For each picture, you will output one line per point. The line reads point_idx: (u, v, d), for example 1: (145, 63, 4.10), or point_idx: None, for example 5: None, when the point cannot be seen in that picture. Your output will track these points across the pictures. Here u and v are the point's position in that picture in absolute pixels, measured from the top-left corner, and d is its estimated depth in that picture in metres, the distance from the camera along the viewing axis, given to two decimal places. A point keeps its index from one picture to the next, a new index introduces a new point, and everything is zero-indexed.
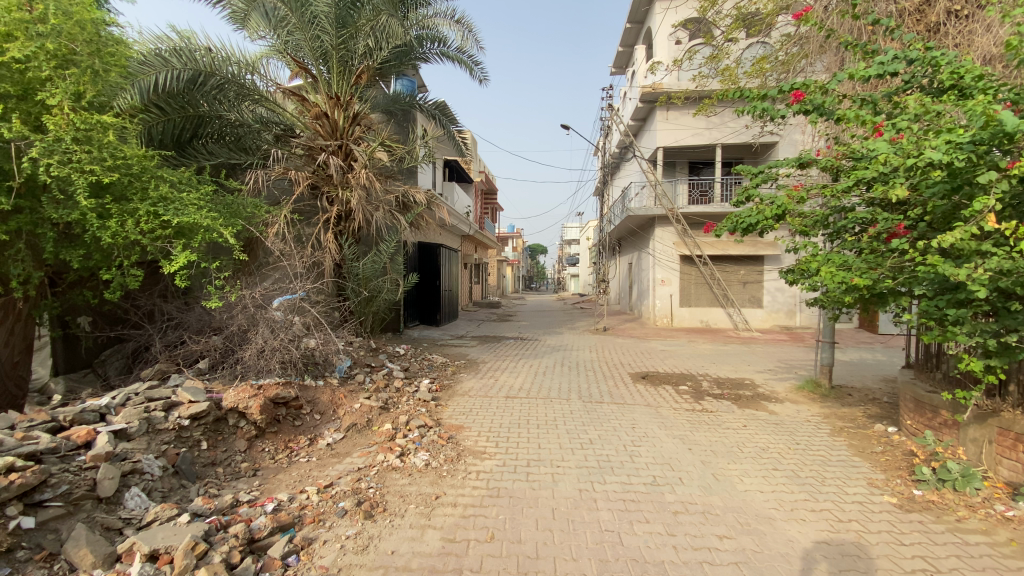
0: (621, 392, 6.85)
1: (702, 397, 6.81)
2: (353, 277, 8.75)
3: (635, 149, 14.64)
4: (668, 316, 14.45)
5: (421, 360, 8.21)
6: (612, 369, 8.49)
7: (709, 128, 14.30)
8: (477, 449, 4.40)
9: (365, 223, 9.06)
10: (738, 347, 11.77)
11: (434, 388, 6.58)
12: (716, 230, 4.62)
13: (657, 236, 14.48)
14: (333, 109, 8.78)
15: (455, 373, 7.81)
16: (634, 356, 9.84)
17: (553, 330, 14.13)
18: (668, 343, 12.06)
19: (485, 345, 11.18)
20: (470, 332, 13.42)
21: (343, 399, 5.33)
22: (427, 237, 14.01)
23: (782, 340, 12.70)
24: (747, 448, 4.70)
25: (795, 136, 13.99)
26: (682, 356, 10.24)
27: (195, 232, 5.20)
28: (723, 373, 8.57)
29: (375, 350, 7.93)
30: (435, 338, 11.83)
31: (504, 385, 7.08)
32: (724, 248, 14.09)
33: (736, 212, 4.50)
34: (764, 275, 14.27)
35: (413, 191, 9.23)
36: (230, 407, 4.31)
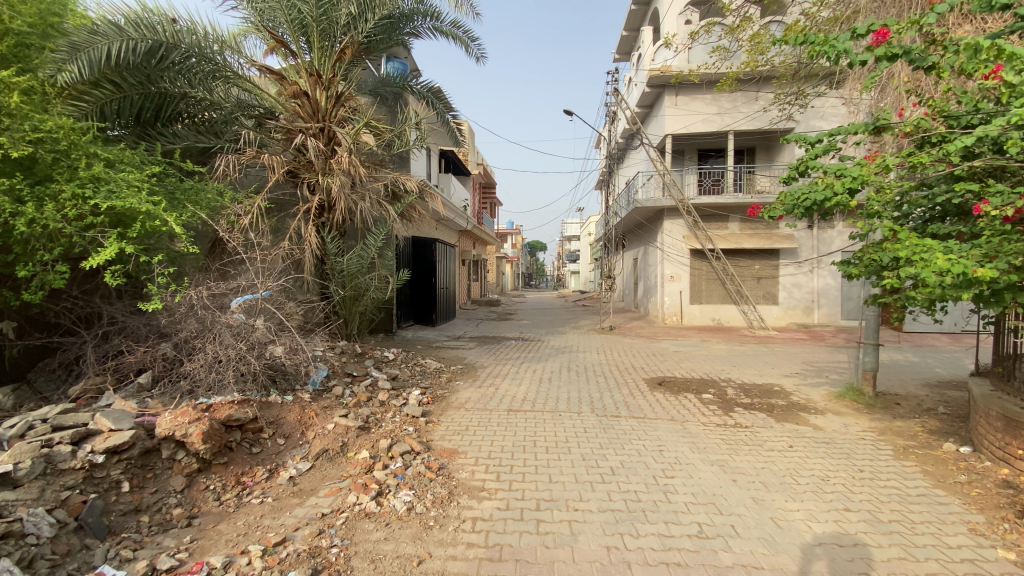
0: (638, 403, 5.98)
1: (731, 408, 5.95)
2: (336, 275, 7.85)
3: (643, 136, 13.74)
4: (678, 314, 13.60)
5: (412, 366, 7.34)
6: (625, 375, 7.62)
7: (720, 113, 13.45)
8: (473, 485, 3.54)
9: (349, 214, 8.16)
10: (757, 348, 10.91)
11: (425, 400, 5.71)
12: (767, 210, 3.81)
13: (666, 229, 13.58)
14: (313, 87, 7.87)
15: (450, 381, 6.94)
16: (646, 359, 8.97)
17: (556, 330, 13.26)
18: (681, 343, 11.20)
19: (484, 347, 10.30)
20: (468, 332, 12.55)
21: (314, 418, 4.46)
22: (421, 231, 13.12)
23: (802, 340, 11.87)
24: (802, 478, 3.85)
25: (811, 121, 13.22)
26: (699, 358, 9.39)
27: (134, 220, 4.30)
28: (747, 377, 7.73)
29: (360, 355, 7.06)
30: (430, 340, 10.94)
31: (505, 395, 6.23)
32: (737, 241, 13.23)
33: (795, 186, 3.67)
34: (780, 270, 13.41)
35: (403, 178, 8.33)
36: (165, 436, 3.45)
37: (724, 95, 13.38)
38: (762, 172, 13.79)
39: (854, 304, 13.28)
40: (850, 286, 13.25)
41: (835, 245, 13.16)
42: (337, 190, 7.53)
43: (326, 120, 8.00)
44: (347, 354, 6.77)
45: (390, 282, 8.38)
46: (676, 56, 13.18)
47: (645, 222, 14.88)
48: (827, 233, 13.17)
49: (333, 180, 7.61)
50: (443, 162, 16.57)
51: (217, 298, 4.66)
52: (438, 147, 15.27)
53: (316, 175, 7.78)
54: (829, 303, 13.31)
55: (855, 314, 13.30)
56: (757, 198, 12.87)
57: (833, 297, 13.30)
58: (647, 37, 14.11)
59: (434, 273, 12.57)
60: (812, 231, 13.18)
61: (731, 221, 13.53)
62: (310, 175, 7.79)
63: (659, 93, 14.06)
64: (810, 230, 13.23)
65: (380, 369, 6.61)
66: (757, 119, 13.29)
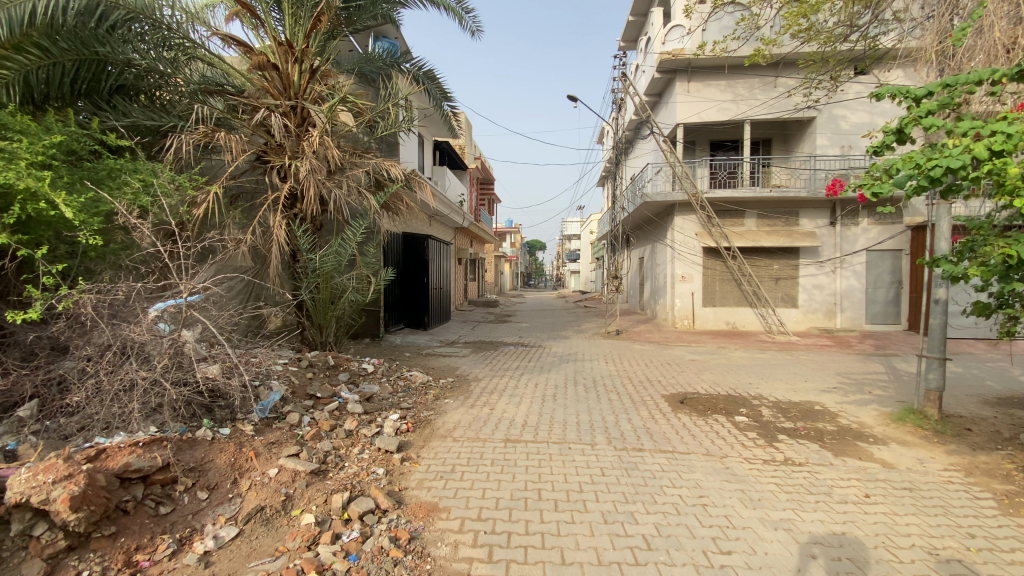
0: (662, 429, 4.95)
1: (774, 436, 4.94)
2: (310, 274, 6.79)
3: (653, 125, 12.69)
4: (689, 318, 12.55)
5: (393, 380, 6.30)
6: (640, 390, 6.60)
7: (736, 100, 12.46)
8: (455, 572, 2.52)
9: (324, 204, 7.11)
10: (780, 355, 9.90)
11: (405, 427, 4.68)
12: (865, 189, 2.91)
13: (677, 226, 12.54)
14: (283, 59, 6.85)
15: (437, 398, 5.91)
16: (661, 370, 7.95)
17: (559, 334, 12.25)
18: (696, 349, 10.18)
19: (479, 353, 9.29)
20: (462, 337, 11.51)
21: (252, 460, 3.43)
22: (411, 227, 12.08)
23: (827, 346, 10.87)
24: (904, 554, 2.85)
25: (834, 110, 12.25)
26: (719, 368, 8.37)
27: (13, 202, 3.27)
28: (779, 393, 6.72)
29: (332, 368, 6.03)
30: (420, 346, 9.92)
31: (501, 417, 5.20)
32: (755, 238, 12.23)
33: (908, 152, 2.69)
34: (800, 270, 12.42)
35: (386, 164, 7.29)
36: (17, 504, 2.46)
37: (740, 81, 12.40)
38: (779, 164, 12.82)
39: (879, 307, 12.28)
40: (875, 288, 12.27)
41: (859, 244, 12.18)
42: (307, 175, 6.52)
43: (299, 97, 6.97)
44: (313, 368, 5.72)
45: (371, 282, 7.31)
46: (689, 37, 12.18)
47: (655, 217, 13.81)
48: (850, 230, 12.20)
49: (301, 164, 6.61)
50: (437, 154, 15.54)
51: (124, 304, 3.59)
52: (432, 137, 14.22)
53: (281, 159, 6.76)
54: (853, 306, 12.32)
55: (881, 317, 12.30)
56: (777, 192, 11.83)
57: (857, 300, 12.31)
58: (657, 18, 13.08)
59: (427, 272, 11.56)
60: (834, 228, 12.23)
61: (747, 217, 12.50)
62: (276, 158, 6.76)
63: (670, 79, 13.04)
64: (832, 227, 12.26)
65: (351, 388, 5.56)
66: (776, 107, 12.31)
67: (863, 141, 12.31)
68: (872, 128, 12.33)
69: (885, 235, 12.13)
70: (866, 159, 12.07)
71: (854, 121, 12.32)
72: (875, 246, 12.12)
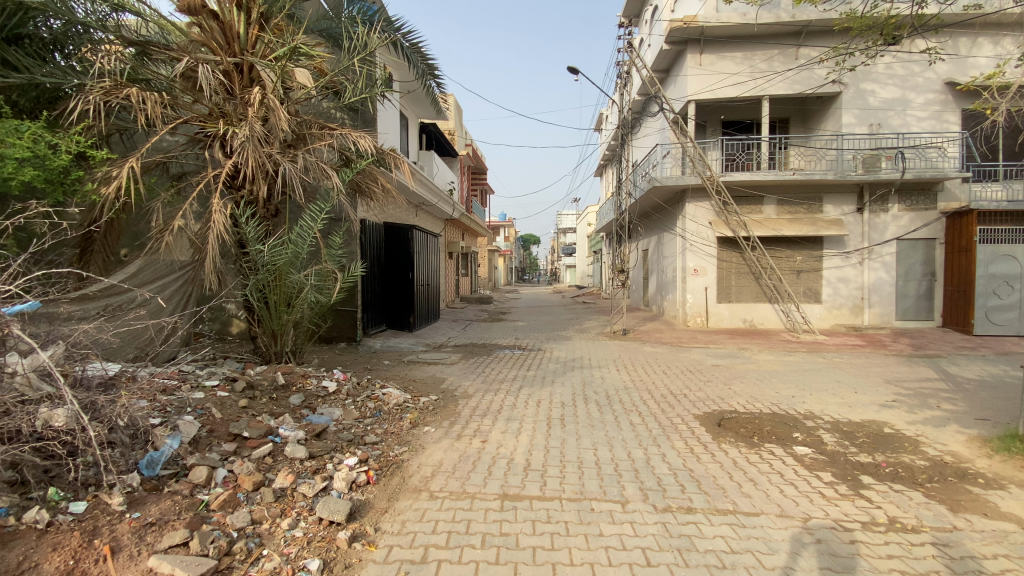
0: (710, 471, 3.72)
1: (855, 479, 3.77)
2: (260, 269, 5.52)
3: (662, 100, 11.42)
4: (703, 316, 11.30)
5: (362, 402, 5.04)
6: (665, 409, 5.38)
7: (753, 74, 11.22)
8: None
9: (277, 183, 5.80)
10: (811, 358, 8.72)
11: (367, 477, 3.42)
12: None
13: (689, 213, 11.29)
14: (224, 4, 5.52)
15: (414, 426, 4.65)
16: (682, 379, 6.75)
17: (559, 335, 11.00)
18: (717, 352, 8.98)
19: (470, 360, 8.04)
20: (451, 339, 10.23)
21: (105, 563, 2.20)
22: (393, 216, 10.78)
23: (858, 345, 9.72)
24: None
25: (862, 85, 11.12)
26: (749, 375, 7.18)
27: None
28: (831, 410, 5.54)
29: (281, 389, 4.76)
30: (402, 351, 8.65)
31: (497, 457, 3.92)
32: (775, 226, 11.02)
33: None
34: (824, 261, 11.26)
35: (353, 133, 5.98)
36: None
37: (757, 52, 11.20)
38: (798, 146, 11.64)
39: (911, 302, 11.14)
40: (906, 281, 11.12)
41: (889, 233, 11.04)
42: (244, 137, 5.25)
43: (246, 53, 5.66)
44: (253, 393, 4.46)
45: (337, 279, 6.03)
46: (702, 3, 10.96)
47: (663, 205, 12.57)
48: (879, 218, 11.05)
49: (238, 128, 5.34)
50: (424, 138, 14.20)
51: None
52: (417, 118, 12.91)
53: (213, 123, 5.49)
54: (882, 301, 11.19)
55: (912, 313, 11.16)
56: (801, 176, 10.61)
57: (886, 294, 11.17)
58: None
59: (411, 267, 10.29)
60: (862, 215, 11.08)
61: (767, 203, 11.28)
62: (206, 124, 5.47)
63: (680, 51, 11.80)
64: (859, 214, 11.12)
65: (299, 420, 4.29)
66: (798, 82, 11.14)
67: (893, 119, 11.19)
68: (903, 104, 11.21)
69: (917, 223, 11.00)
70: (897, 138, 10.92)
71: (884, 97, 11.19)
72: (907, 235, 10.99)
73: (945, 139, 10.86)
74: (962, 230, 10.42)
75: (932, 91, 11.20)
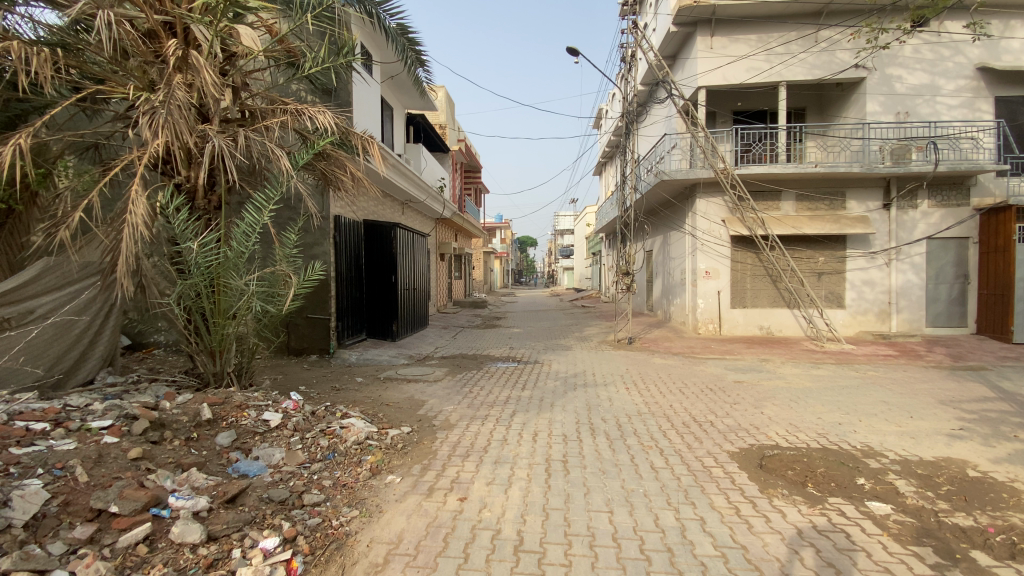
0: (772, 551, 2.70)
1: (967, 560, 2.76)
2: (191, 273, 4.49)
3: (670, 86, 10.40)
4: (715, 322, 10.27)
5: (311, 440, 4.00)
6: (691, 443, 4.36)
7: (769, 59, 10.26)
8: None
9: (213, 168, 4.72)
10: (843, 371, 7.70)
11: (289, 570, 2.40)
12: None
13: (700, 210, 10.29)
14: None
15: (375, 475, 3.62)
16: (704, 401, 5.74)
17: (558, 344, 9.96)
18: (735, 364, 7.97)
19: (456, 376, 6.98)
20: (437, 350, 9.18)
21: None
22: (374, 213, 9.76)
23: (890, 356, 8.72)
24: None
25: (887, 71, 10.18)
26: (780, 395, 6.15)
27: None
28: (891, 445, 4.54)
29: (205, 426, 3.75)
30: (380, 366, 7.59)
31: (478, 529, 2.86)
32: (795, 224, 10.02)
33: None
34: (847, 263, 10.26)
35: (311, 108, 5.00)
36: None
37: (773, 33, 10.24)
38: (817, 136, 10.67)
39: (941, 307, 10.18)
40: (936, 285, 10.15)
41: (918, 231, 10.07)
42: (167, 106, 4.27)
43: (177, 8, 4.57)
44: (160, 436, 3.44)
45: (291, 283, 4.99)
46: None
47: (671, 201, 11.57)
48: (907, 215, 10.09)
49: (159, 97, 4.32)
50: (411, 130, 13.20)
51: None
52: (404, 109, 11.94)
53: (122, 89, 4.50)
54: (911, 306, 10.21)
55: (944, 319, 10.19)
56: (824, 168, 9.60)
57: (915, 298, 10.20)
58: None
59: (394, 269, 9.26)
60: (888, 212, 10.10)
61: (785, 199, 10.27)
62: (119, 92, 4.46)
63: (689, 33, 10.84)
64: (885, 211, 10.13)
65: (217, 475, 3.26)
66: (817, 66, 10.19)
67: (922, 107, 10.23)
68: (932, 91, 10.24)
69: (949, 221, 10.02)
70: (928, 127, 9.94)
71: (912, 83, 10.23)
72: (938, 234, 10.02)
73: (978, 129, 9.90)
74: (998, 228, 9.43)
75: (963, 77, 10.22)
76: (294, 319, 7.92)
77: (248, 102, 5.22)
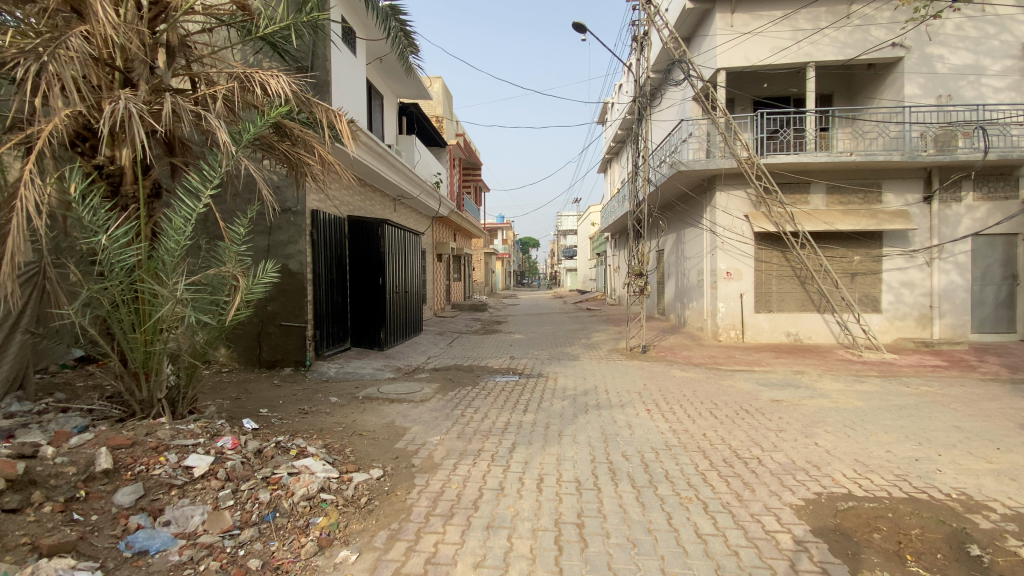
0: None
1: None
2: (104, 277, 3.55)
3: (688, 66, 9.44)
4: (737, 328, 9.30)
5: (246, 495, 3.05)
6: (742, 494, 3.38)
7: (796, 38, 9.32)
8: None
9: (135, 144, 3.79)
10: (892, 385, 6.72)
11: None
12: None
13: (720, 204, 9.31)
14: None
15: (323, 550, 2.67)
16: (742, 428, 4.76)
17: (564, 353, 9.00)
18: (766, 377, 6.98)
19: (448, 394, 6.02)
20: (429, 361, 8.23)
21: None
22: (360, 209, 8.82)
23: (940, 366, 7.73)
24: None
25: (927, 50, 9.22)
26: (830, 418, 5.18)
27: None
28: (992, 491, 3.56)
29: (100, 481, 2.85)
30: (362, 381, 6.65)
31: None
32: (826, 219, 9.03)
33: None
34: (883, 262, 9.28)
35: (262, 71, 4.08)
36: None
37: (800, 9, 9.27)
38: (848, 122, 9.69)
39: (988, 311, 9.18)
40: (982, 286, 9.15)
41: (963, 227, 9.07)
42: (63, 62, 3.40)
43: None
44: (24, 500, 2.56)
45: (238, 289, 4.03)
46: None
47: (688, 193, 10.59)
48: (950, 209, 9.10)
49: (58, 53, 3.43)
50: (404, 120, 12.29)
51: None
52: (396, 98, 11.06)
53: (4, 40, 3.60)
54: (954, 310, 9.21)
55: (991, 325, 9.19)
56: (860, 157, 8.61)
57: (959, 301, 9.20)
58: None
59: (382, 271, 8.32)
60: (929, 206, 9.11)
61: (814, 191, 9.30)
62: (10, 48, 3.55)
63: (707, 10, 9.87)
64: (926, 204, 9.14)
65: (90, 566, 2.32)
66: (848, 45, 9.24)
67: (965, 90, 9.24)
68: (976, 72, 9.25)
69: (997, 216, 9.02)
70: (973, 111, 8.95)
71: (954, 64, 9.24)
72: (984, 230, 9.02)
73: None
74: None
75: (1009, 57, 9.23)
76: (266, 328, 7.02)
77: (189, 70, 4.31)
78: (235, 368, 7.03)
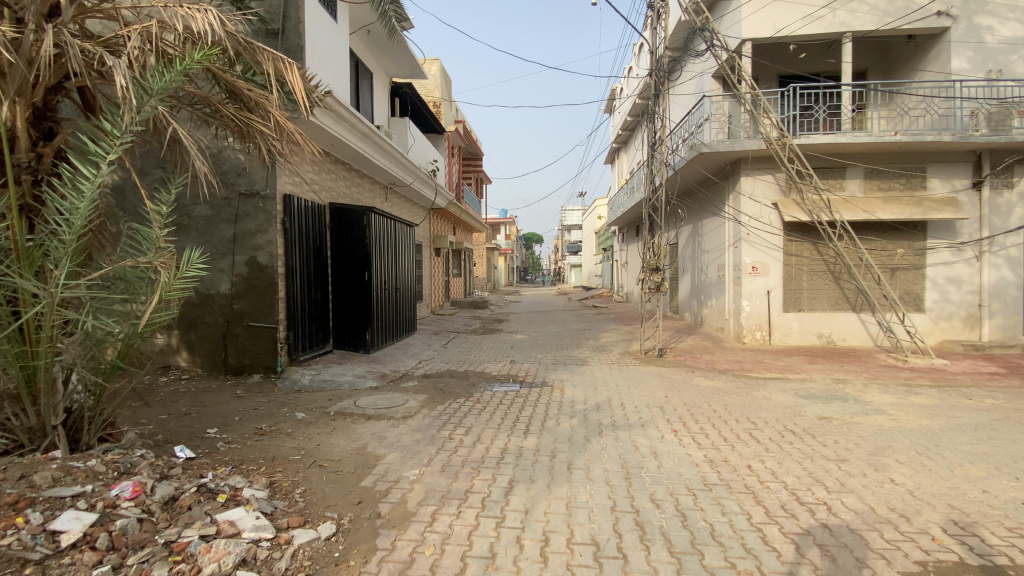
0: None
1: None
2: None
3: (709, 37, 8.46)
4: (763, 330, 8.38)
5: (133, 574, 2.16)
6: (825, 567, 2.45)
7: (829, 3, 8.35)
8: None
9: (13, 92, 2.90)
10: (952, 397, 5.79)
11: None
12: None
13: (746, 191, 8.38)
14: None
15: None
16: (795, 457, 3.84)
17: (571, 357, 8.10)
18: (804, 388, 6.05)
19: (436, 408, 5.13)
20: (420, 366, 7.34)
21: None
22: (343, 195, 7.92)
23: (1000, 373, 6.79)
24: None
25: (977, 17, 8.21)
26: (897, 443, 4.26)
27: None
28: None
29: None
30: (339, 391, 5.77)
31: None
32: (865, 207, 8.08)
33: None
34: (927, 256, 8.33)
35: (187, 6, 3.22)
36: None
37: None
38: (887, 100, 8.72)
39: None
40: None
41: (1016, 217, 8.11)
42: None
43: None
44: None
45: (155, 285, 3.13)
46: None
47: (709, 178, 9.64)
48: (1002, 196, 8.12)
49: None
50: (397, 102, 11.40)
51: None
52: (387, 76, 10.14)
53: None
54: (1005, 310, 8.26)
55: None
56: (905, 136, 7.65)
57: (1011, 300, 8.24)
58: None
59: (368, 264, 7.43)
60: (980, 192, 8.14)
61: (851, 176, 8.36)
62: None
63: None
64: (976, 191, 8.18)
65: None
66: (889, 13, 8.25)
67: (1018, 64, 8.25)
68: None
69: None
70: None
71: (1006, 34, 8.22)
72: None
73: None
74: None
75: None
76: (233, 328, 6.16)
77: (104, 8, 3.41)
78: (197, 374, 6.17)
